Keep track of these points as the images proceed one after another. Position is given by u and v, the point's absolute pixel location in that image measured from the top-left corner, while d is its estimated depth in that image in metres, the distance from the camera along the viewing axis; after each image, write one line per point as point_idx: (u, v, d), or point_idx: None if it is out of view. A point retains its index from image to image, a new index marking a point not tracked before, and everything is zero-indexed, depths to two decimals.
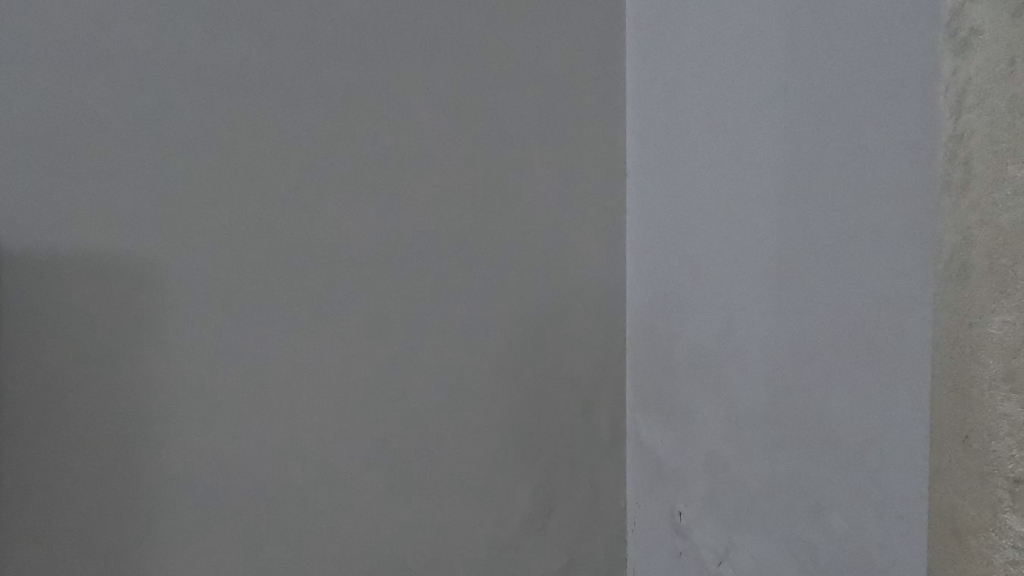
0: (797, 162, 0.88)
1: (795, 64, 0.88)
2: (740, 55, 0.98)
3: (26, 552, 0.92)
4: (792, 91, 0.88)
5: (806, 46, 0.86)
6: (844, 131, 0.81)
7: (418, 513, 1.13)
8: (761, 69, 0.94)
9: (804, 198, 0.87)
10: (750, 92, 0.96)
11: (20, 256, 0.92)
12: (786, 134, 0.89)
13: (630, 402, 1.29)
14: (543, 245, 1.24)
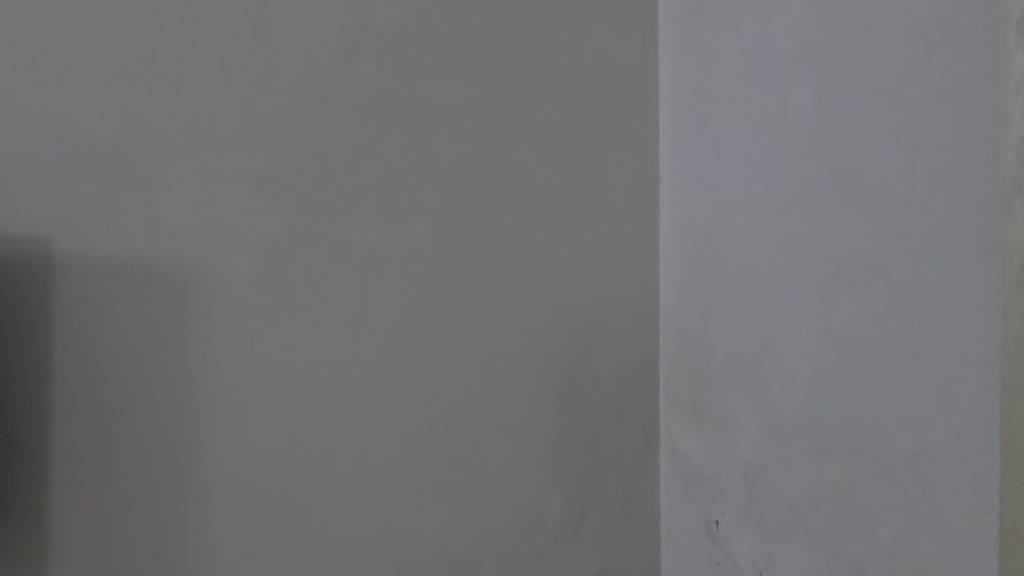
0: (842, 163, 0.86)
1: (839, 62, 0.87)
2: (780, 56, 0.97)
3: (62, 554, 0.90)
4: (835, 90, 0.87)
5: (849, 44, 0.85)
6: (891, 130, 0.79)
7: (453, 517, 1.13)
8: (804, 67, 0.92)
9: (848, 201, 0.85)
10: (791, 90, 0.95)
11: (60, 255, 0.91)
12: (829, 133, 0.88)
13: (665, 408, 1.28)
14: (577, 248, 1.23)
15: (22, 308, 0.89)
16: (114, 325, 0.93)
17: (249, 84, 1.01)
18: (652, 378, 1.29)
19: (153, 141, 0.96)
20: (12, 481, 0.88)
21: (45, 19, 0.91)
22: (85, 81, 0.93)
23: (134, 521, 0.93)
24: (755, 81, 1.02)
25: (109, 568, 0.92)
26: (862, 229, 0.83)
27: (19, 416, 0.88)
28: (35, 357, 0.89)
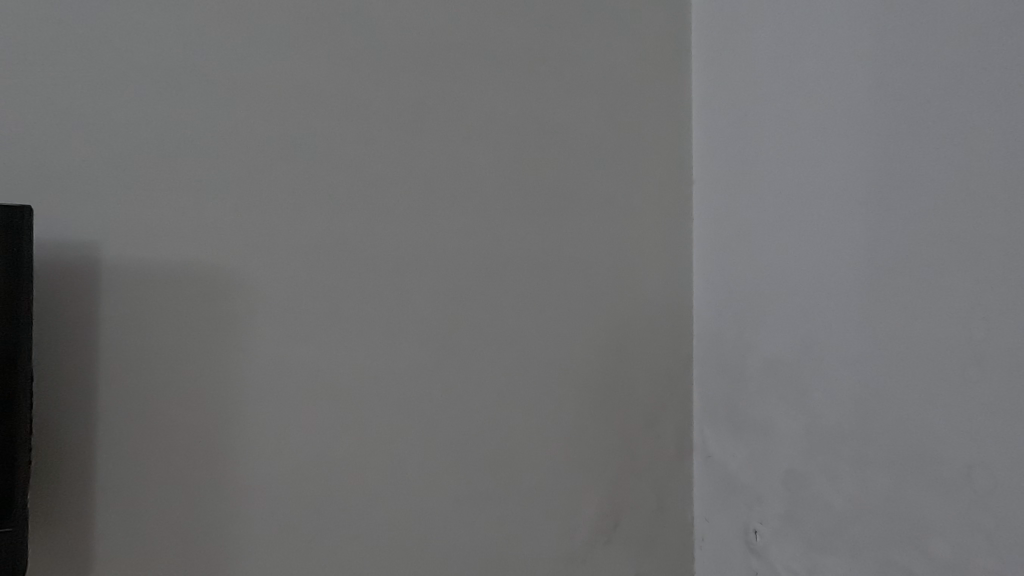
0: (889, 166, 0.85)
1: (887, 61, 0.85)
2: (824, 57, 0.96)
3: (107, 554, 0.92)
4: (883, 90, 0.86)
5: (898, 43, 0.84)
6: (946, 131, 0.78)
7: (486, 522, 1.12)
8: (850, 67, 0.91)
9: (896, 205, 0.84)
10: (836, 90, 0.94)
11: (107, 261, 0.93)
12: (877, 134, 0.87)
13: (698, 413, 1.26)
14: (610, 253, 1.22)
15: (72, 311, 0.91)
16: (159, 327, 0.95)
17: (287, 91, 1.02)
18: (685, 383, 1.28)
19: (195, 148, 0.98)
20: (57, 481, 0.90)
21: (96, 27, 0.94)
22: (132, 91, 0.95)
23: (178, 521, 0.95)
24: (795, 81, 1.01)
25: (154, 567, 0.94)
26: (914, 232, 0.81)
27: (68, 416, 0.90)
28: (85, 358, 0.91)
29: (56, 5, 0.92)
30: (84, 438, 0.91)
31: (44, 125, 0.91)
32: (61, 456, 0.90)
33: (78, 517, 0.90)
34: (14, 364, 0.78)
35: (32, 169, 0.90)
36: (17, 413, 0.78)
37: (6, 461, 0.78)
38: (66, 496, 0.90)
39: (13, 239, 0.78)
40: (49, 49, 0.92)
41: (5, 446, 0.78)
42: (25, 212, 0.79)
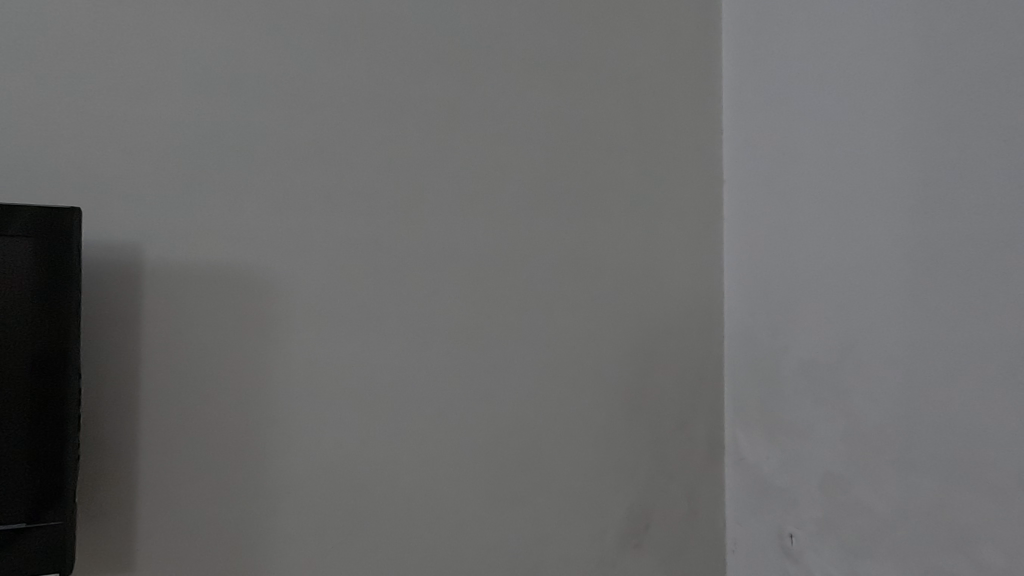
0: (930, 169, 0.87)
1: (924, 66, 0.88)
2: (862, 58, 0.96)
3: (145, 549, 0.92)
4: (924, 93, 0.88)
5: (939, 48, 0.86)
6: (983, 135, 0.81)
7: (517, 522, 1.12)
8: (884, 72, 0.93)
9: (940, 208, 0.86)
10: (873, 93, 0.95)
11: (145, 261, 0.94)
12: (917, 138, 0.89)
13: (730, 416, 1.25)
14: (639, 254, 1.22)
15: (112, 312, 0.92)
16: (198, 328, 0.96)
17: (321, 93, 1.03)
18: (717, 386, 1.26)
19: (231, 150, 0.98)
20: (99, 476, 0.91)
21: (135, 31, 0.95)
22: (168, 93, 0.96)
23: (214, 521, 0.96)
24: (827, 84, 1.02)
25: (190, 566, 0.94)
26: (958, 236, 0.84)
27: (108, 416, 0.92)
28: (125, 359, 0.93)
29: (98, 9, 0.93)
30: (124, 437, 0.92)
31: (85, 128, 0.92)
32: (101, 455, 0.91)
33: (119, 513, 0.91)
34: (65, 363, 0.80)
35: (73, 171, 0.91)
36: (67, 412, 0.80)
37: (56, 458, 0.80)
38: (106, 496, 0.91)
39: (64, 241, 0.80)
40: (93, 53, 0.93)
41: (56, 443, 0.80)
42: (76, 215, 0.81)
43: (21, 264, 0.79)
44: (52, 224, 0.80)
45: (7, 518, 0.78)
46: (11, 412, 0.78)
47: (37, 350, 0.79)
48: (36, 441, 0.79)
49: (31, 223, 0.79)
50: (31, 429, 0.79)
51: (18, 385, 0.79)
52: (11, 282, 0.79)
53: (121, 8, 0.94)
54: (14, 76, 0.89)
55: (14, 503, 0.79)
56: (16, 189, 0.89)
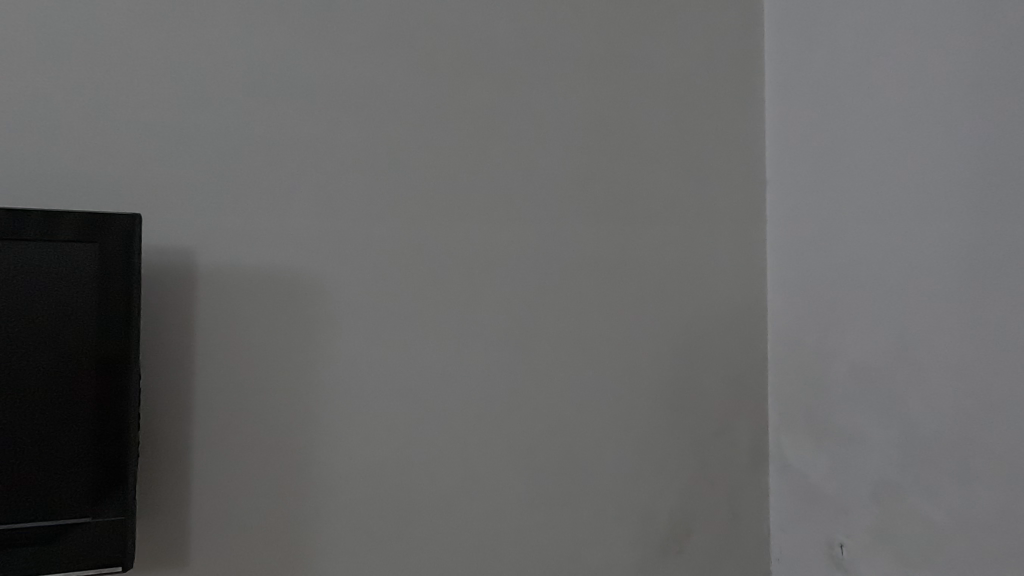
0: (995, 177, 0.90)
1: (990, 77, 0.90)
2: (922, 66, 0.98)
3: (189, 549, 0.92)
4: (989, 103, 0.91)
5: (1005, 62, 0.89)
6: None
7: (561, 527, 1.10)
8: (945, 84, 0.95)
9: (1005, 215, 0.89)
10: (934, 100, 0.97)
11: (191, 263, 0.94)
12: (982, 147, 0.91)
13: (774, 420, 1.23)
14: (683, 256, 1.20)
15: (156, 315, 0.92)
16: (246, 331, 0.96)
17: (367, 96, 1.03)
18: (760, 390, 1.24)
19: (278, 152, 0.98)
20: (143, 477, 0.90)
21: (184, 34, 0.95)
22: (216, 95, 0.96)
23: (259, 525, 0.95)
24: (882, 91, 1.04)
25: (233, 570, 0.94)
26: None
27: (153, 419, 0.91)
28: (171, 362, 0.92)
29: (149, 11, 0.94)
30: (168, 442, 0.92)
31: (132, 130, 0.92)
32: (146, 458, 0.91)
33: (164, 513, 0.91)
34: (127, 364, 0.83)
35: (119, 174, 0.91)
36: (129, 414, 0.83)
37: (119, 457, 0.83)
38: (151, 500, 0.90)
39: (126, 246, 0.83)
40: (143, 54, 0.93)
41: (118, 441, 0.83)
42: (137, 221, 0.84)
43: (86, 270, 0.82)
44: (115, 230, 0.83)
45: (72, 514, 0.81)
46: (77, 412, 0.81)
47: (101, 352, 0.82)
48: (100, 440, 0.82)
49: (95, 230, 0.82)
50: (95, 429, 0.82)
51: (83, 386, 0.82)
52: (77, 286, 0.82)
53: (169, 13, 0.94)
54: (61, 80, 0.89)
55: (78, 500, 0.81)
56: (64, 187, 0.89)
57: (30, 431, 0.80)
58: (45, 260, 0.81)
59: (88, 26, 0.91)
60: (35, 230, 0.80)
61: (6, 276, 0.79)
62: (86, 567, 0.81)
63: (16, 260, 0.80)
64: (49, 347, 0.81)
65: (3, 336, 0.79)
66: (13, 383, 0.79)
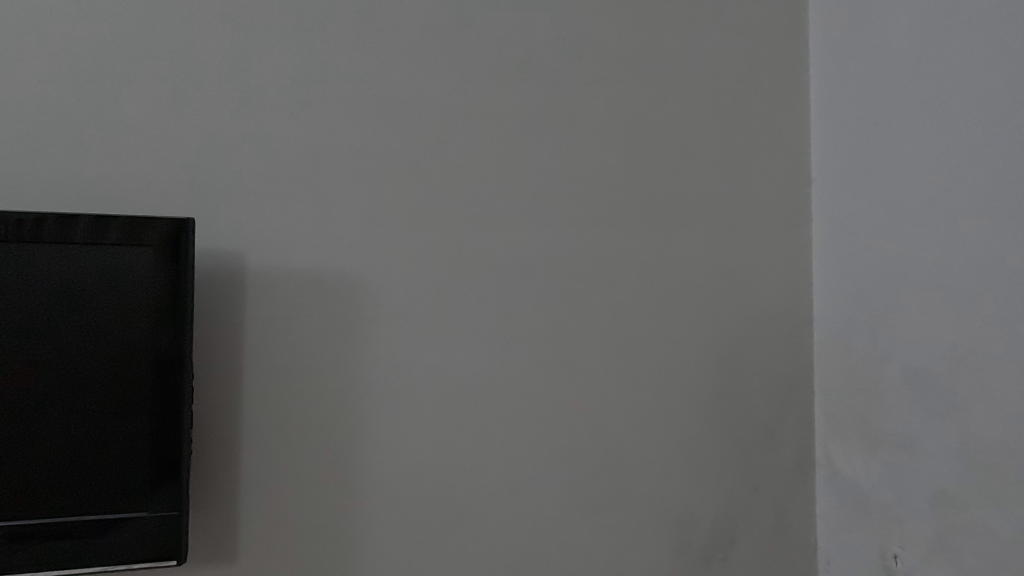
0: None
1: None
2: (977, 59, 0.95)
3: (238, 545, 0.94)
4: None
5: None
6: None
7: (603, 531, 1.09)
8: (1001, 76, 0.92)
9: None
10: (991, 93, 0.93)
11: (239, 266, 0.96)
12: None
13: (822, 426, 1.20)
14: (726, 257, 1.18)
15: (205, 316, 0.94)
16: (291, 332, 0.97)
17: (407, 100, 1.04)
18: (806, 395, 1.21)
19: (322, 157, 1.00)
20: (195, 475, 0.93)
21: (232, 43, 0.97)
22: (262, 101, 0.98)
23: (303, 524, 0.96)
24: (936, 86, 1.01)
25: (279, 567, 0.95)
26: None
27: (204, 418, 0.93)
28: (219, 363, 0.94)
29: (198, 22, 0.96)
30: (218, 440, 0.94)
31: (182, 137, 0.95)
32: (197, 456, 0.93)
33: (213, 509, 0.93)
34: (180, 363, 0.85)
35: (171, 179, 0.94)
36: (182, 411, 0.86)
37: (172, 453, 0.85)
38: (201, 496, 0.93)
39: (180, 249, 0.86)
40: (192, 63, 0.96)
41: (173, 438, 0.85)
42: (190, 224, 0.86)
43: (140, 272, 0.85)
44: (168, 234, 0.85)
45: (129, 507, 0.84)
46: (134, 410, 0.84)
47: (156, 351, 0.85)
48: (156, 436, 0.85)
49: (151, 233, 0.85)
50: (151, 426, 0.84)
51: (139, 383, 0.84)
52: (133, 287, 0.84)
53: (219, 22, 0.97)
54: (117, 90, 0.93)
55: (135, 495, 0.84)
56: (119, 193, 0.92)
57: (92, 427, 0.83)
58: (105, 262, 0.84)
59: (142, 38, 0.94)
60: (95, 234, 0.83)
61: (66, 278, 0.83)
62: (143, 560, 0.84)
63: (77, 263, 0.83)
64: (108, 346, 0.84)
65: (64, 336, 0.82)
66: (75, 381, 0.82)
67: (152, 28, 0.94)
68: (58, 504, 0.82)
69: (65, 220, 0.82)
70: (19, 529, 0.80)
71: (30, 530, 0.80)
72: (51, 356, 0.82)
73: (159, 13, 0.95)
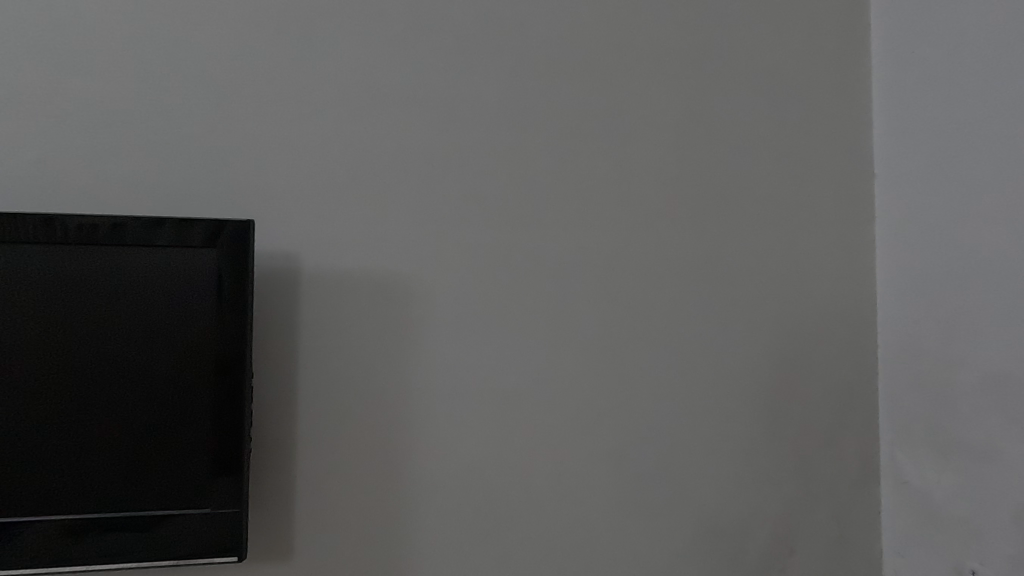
0: None
1: None
2: None
3: (294, 543, 0.95)
4: None
5: None
6: None
7: (657, 538, 1.06)
8: None
9: None
10: None
11: (294, 268, 0.97)
12: None
13: (887, 433, 1.14)
14: (784, 257, 1.14)
15: (264, 318, 0.96)
16: (343, 333, 0.98)
17: (457, 102, 1.04)
18: (870, 401, 1.15)
19: (373, 160, 1.01)
20: (254, 474, 0.94)
21: (287, 50, 0.99)
22: (317, 107, 0.99)
23: (356, 524, 0.97)
24: (1016, 74, 0.95)
25: (333, 566, 0.96)
26: None
27: (262, 418, 0.95)
28: (277, 363, 0.96)
29: (255, 31, 0.98)
30: (276, 440, 0.95)
31: (241, 143, 0.97)
32: (256, 455, 0.94)
33: (269, 508, 0.94)
34: (240, 363, 0.87)
35: (230, 184, 0.96)
36: (243, 411, 0.87)
37: (234, 452, 0.87)
38: (259, 494, 0.94)
39: (240, 252, 0.87)
40: (251, 70, 0.98)
41: (234, 437, 0.87)
42: (248, 226, 0.88)
43: (204, 274, 0.87)
44: (230, 237, 0.87)
45: (192, 504, 0.86)
46: (199, 408, 0.86)
47: (218, 351, 0.87)
48: (216, 434, 0.86)
49: (213, 236, 0.87)
50: (212, 424, 0.86)
51: (203, 383, 0.86)
52: (197, 289, 0.87)
53: (274, 30, 0.99)
54: (180, 99, 0.95)
55: (197, 492, 0.86)
56: (184, 196, 0.94)
57: (157, 425, 0.85)
58: (169, 265, 0.86)
59: (201, 47, 0.97)
60: (162, 238, 0.86)
61: (133, 280, 0.85)
62: (204, 556, 0.85)
63: (144, 266, 0.86)
64: (172, 346, 0.86)
65: (132, 336, 0.85)
66: (142, 380, 0.85)
67: (211, 38, 0.97)
68: (124, 498, 0.84)
69: (132, 224, 0.85)
70: (88, 522, 0.83)
71: (98, 524, 0.83)
72: (119, 355, 0.85)
73: (216, 25, 0.97)
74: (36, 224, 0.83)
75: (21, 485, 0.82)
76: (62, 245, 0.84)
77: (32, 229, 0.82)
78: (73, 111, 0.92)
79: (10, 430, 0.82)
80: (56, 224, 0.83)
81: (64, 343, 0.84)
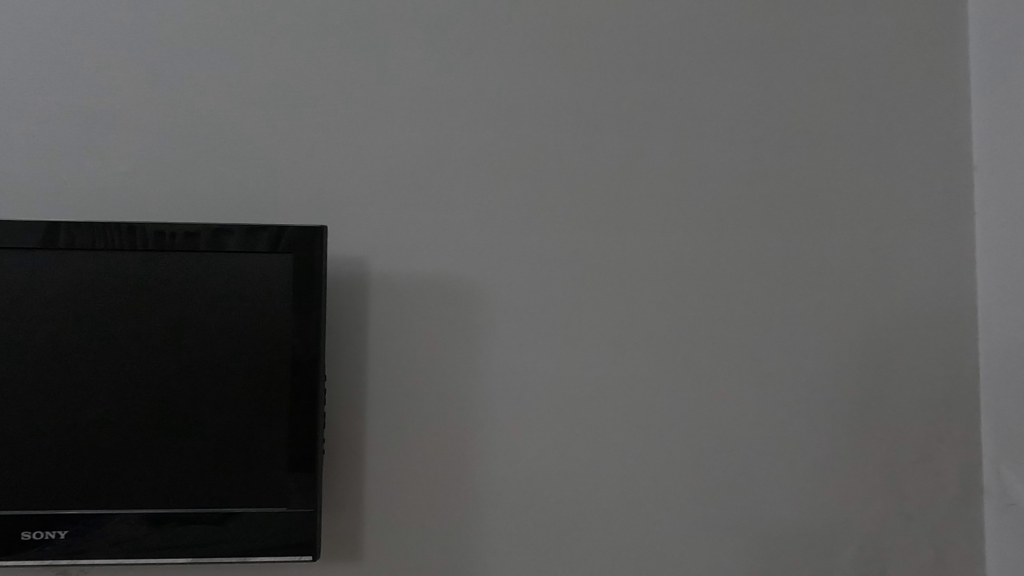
0: None
1: None
2: None
3: (364, 542, 0.96)
4: None
5: None
6: None
7: (731, 552, 1.01)
8: None
9: None
10: None
11: (363, 273, 0.98)
12: None
13: (991, 447, 1.04)
14: (870, 257, 1.06)
15: (334, 322, 0.98)
16: (409, 337, 0.99)
17: (521, 104, 1.03)
18: (971, 413, 1.06)
19: (438, 165, 1.01)
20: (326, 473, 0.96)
21: (355, 61, 1.01)
22: (384, 115, 1.01)
23: (421, 526, 0.97)
24: None
25: (399, 567, 0.96)
26: None
27: (333, 419, 0.97)
28: (346, 366, 0.97)
29: (325, 44, 1.01)
30: (345, 440, 0.97)
31: (312, 152, 0.99)
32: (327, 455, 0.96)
33: (338, 507, 0.96)
34: (314, 364, 0.89)
35: (302, 192, 0.98)
36: (316, 411, 0.89)
37: (308, 451, 0.88)
38: (329, 494, 0.96)
39: (312, 256, 0.89)
40: (321, 82, 1.00)
41: (308, 436, 0.89)
42: (320, 231, 0.90)
43: (278, 278, 0.89)
44: (302, 242, 0.89)
45: (269, 501, 0.88)
46: (274, 407, 0.89)
47: (292, 353, 0.89)
48: (291, 434, 0.88)
49: (286, 241, 0.89)
50: (288, 424, 0.88)
51: (279, 383, 0.89)
52: (272, 292, 0.89)
53: (343, 39, 1.01)
54: (256, 111, 0.99)
55: (273, 489, 0.88)
56: (259, 204, 0.98)
57: (235, 423, 0.88)
58: (245, 270, 0.89)
59: (275, 61, 1.00)
60: (238, 243, 0.89)
61: (211, 284, 0.89)
62: (281, 552, 0.88)
63: (222, 270, 0.89)
64: (249, 348, 0.89)
65: (212, 337, 0.88)
66: (221, 380, 0.88)
67: (283, 51, 1.00)
68: (205, 494, 0.87)
69: (210, 230, 0.89)
70: (173, 515, 0.87)
71: (182, 517, 0.87)
72: (200, 355, 0.88)
73: (289, 40, 1.00)
74: (121, 233, 0.88)
75: (111, 480, 0.86)
76: (146, 251, 0.88)
77: (119, 237, 0.87)
78: (159, 126, 0.98)
79: (103, 427, 0.87)
80: (140, 232, 0.88)
81: (149, 344, 0.88)
